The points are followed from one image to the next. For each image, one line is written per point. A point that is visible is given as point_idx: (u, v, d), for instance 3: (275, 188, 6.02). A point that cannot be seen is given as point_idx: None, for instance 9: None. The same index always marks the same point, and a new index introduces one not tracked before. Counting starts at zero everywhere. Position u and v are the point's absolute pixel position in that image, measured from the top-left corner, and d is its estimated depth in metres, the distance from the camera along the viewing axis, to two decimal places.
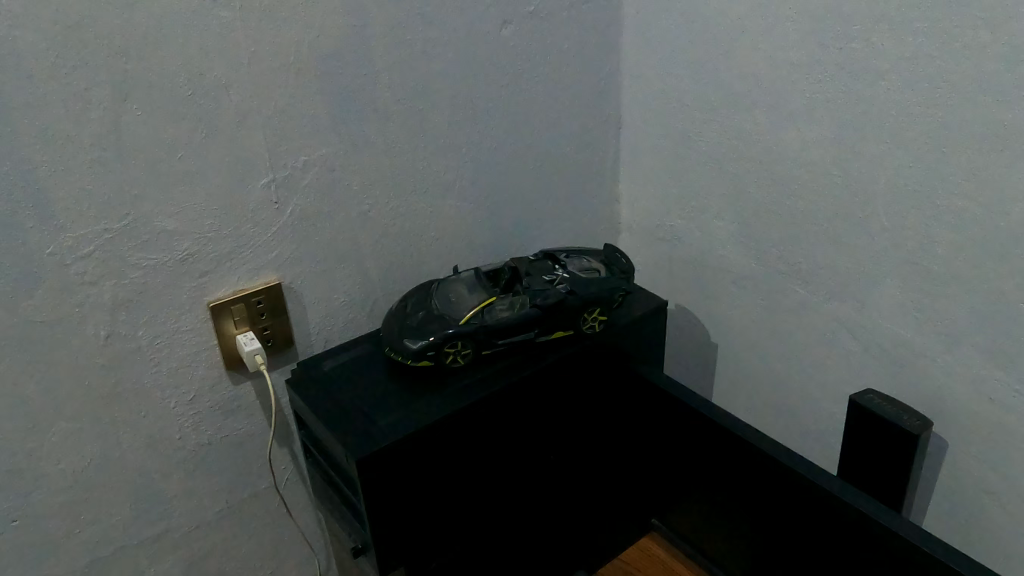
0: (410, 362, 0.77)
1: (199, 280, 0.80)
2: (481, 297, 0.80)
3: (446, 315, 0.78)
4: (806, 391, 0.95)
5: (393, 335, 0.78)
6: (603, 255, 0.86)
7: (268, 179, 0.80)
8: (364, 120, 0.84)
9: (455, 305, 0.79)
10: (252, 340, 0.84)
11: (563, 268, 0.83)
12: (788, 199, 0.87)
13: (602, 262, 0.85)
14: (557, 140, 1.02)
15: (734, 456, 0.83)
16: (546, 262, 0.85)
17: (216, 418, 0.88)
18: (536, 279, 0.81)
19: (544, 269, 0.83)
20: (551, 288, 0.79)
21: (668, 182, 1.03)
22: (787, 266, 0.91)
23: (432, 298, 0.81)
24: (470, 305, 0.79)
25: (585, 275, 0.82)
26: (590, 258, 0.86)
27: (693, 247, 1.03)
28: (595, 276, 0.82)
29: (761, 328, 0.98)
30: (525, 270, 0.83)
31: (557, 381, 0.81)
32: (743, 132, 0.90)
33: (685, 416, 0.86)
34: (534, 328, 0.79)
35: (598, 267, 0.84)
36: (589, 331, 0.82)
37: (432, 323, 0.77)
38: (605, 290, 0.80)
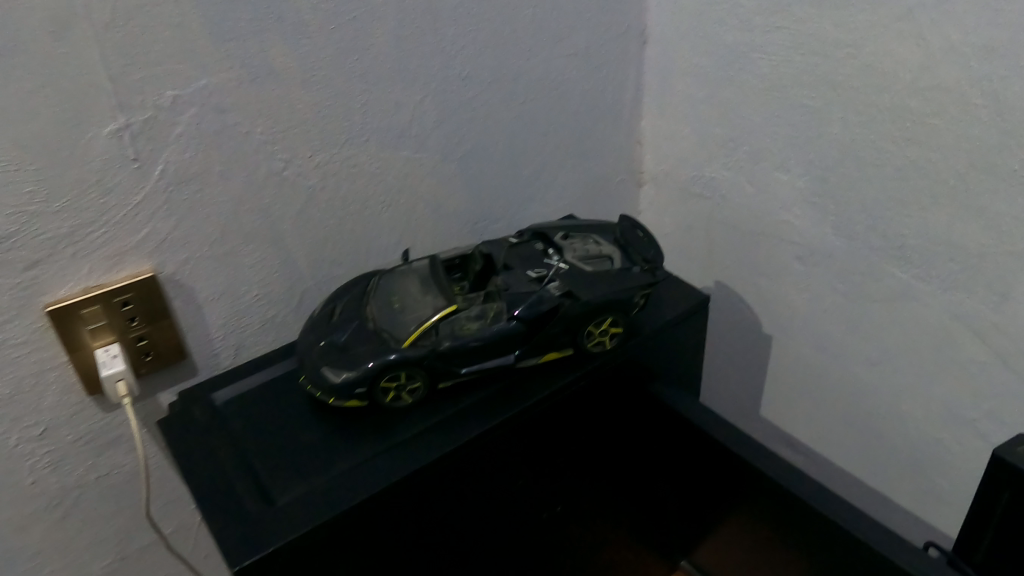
0: (334, 400, 0.53)
1: (28, 274, 0.54)
2: (437, 302, 0.55)
3: (386, 330, 0.54)
4: (899, 407, 0.69)
5: (310, 361, 0.54)
6: (616, 234, 0.61)
7: (118, 123, 0.53)
8: (264, 34, 0.56)
9: (401, 314, 0.55)
10: (114, 359, 0.59)
11: (560, 257, 0.58)
12: (892, 142, 0.59)
13: (616, 244, 0.60)
14: (553, 63, 0.74)
15: (797, 529, 0.57)
16: (536, 247, 0.60)
17: (86, 455, 0.64)
18: (519, 275, 0.56)
19: (531, 257, 0.58)
20: (540, 290, 0.54)
21: (710, 119, 0.75)
22: (882, 237, 0.63)
23: (370, 301, 0.57)
24: (421, 315, 0.54)
25: (590, 266, 0.57)
26: (599, 238, 0.61)
27: (741, 208, 0.76)
28: (603, 270, 0.56)
29: (838, 320, 0.71)
30: (503, 260, 0.58)
31: (549, 421, 0.56)
32: (827, 43, 0.61)
33: (732, 468, 0.60)
34: (517, 348, 0.54)
35: (608, 254, 0.59)
36: (596, 349, 0.57)
37: (365, 344, 0.53)
38: (619, 292, 0.55)
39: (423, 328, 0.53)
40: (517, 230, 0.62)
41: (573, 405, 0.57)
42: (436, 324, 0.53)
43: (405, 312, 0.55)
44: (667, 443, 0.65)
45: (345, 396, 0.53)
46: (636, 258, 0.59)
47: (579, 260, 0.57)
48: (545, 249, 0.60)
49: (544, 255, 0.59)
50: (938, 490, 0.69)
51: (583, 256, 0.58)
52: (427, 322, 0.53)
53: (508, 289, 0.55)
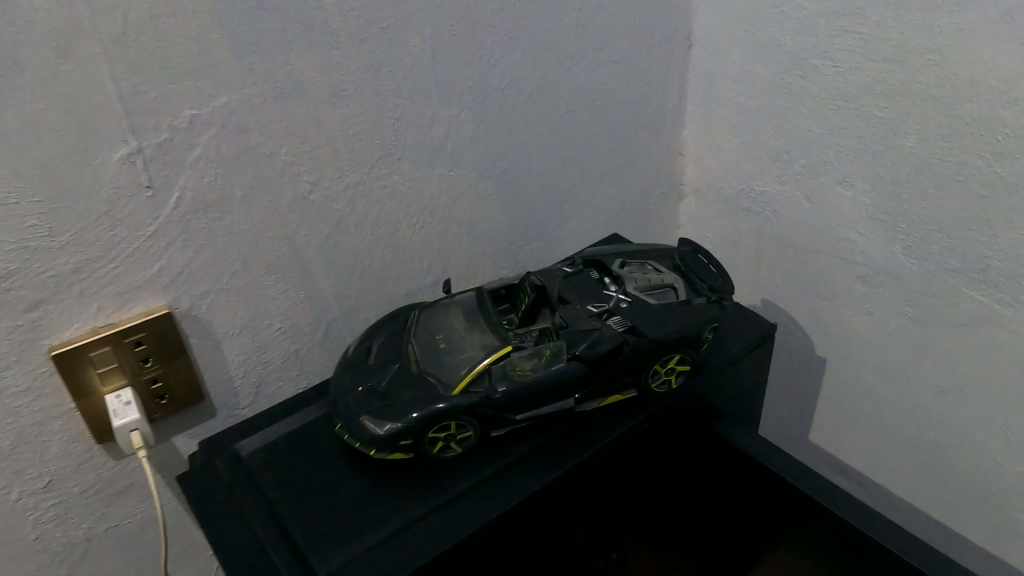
0: (375, 453, 0.48)
1: (31, 316, 0.48)
2: (489, 342, 0.50)
3: (433, 374, 0.49)
4: (974, 440, 0.64)
5: (348, 410, 0.49)
6: (675, 264, 0.58)
7: (131, 147, 0.47)
8: (292, 46, 0.51)
9: (449, 355, 0.50)
10: (127, 406, 0.53)
11: (620, 289, 0.55)
12: (978, 156, 0.54)
13: (676, 274, 0.57)
14: (596, 72, 0.69)
15: None
16: (591, 279, 0.57)
17: (94, 507, 0.58)
18: (578, 310, 0.53)
19: (588, 290, 0.55)
20: (603, 326, 0.51)
21: (763, 130, 0.70)
22: (961, 258, 0.58)
23: (412, 341, 0.52)
24: (472, 357, 0.49)
25: (653, 299, 0.54)
26: (658, 267, 0.58)
27: (795, 225, 0.71)
28: (667, 303, 0.53)
29: (906, 346, 0.66)
30: (558, 293, 0.55)
31: (610, 471, 0.51)
32: (906, 49, 0.56)
33: (808, 523, 0.54)
34: (577, 391, 0.50)
35: (669, 285, 0.56)
36: (661, 389, 0.53)
37: (412, 390, 0.49)
38: (688, 326, 0.52)
39: (476, 372, 0.48)
40: (568, 262, 0.59)
41: (636, 451, 0.53)
42: (488, 367, 0.49)
43: (454, 354, 0.50)
44: (725, 488, 0.59)
45: (389, 450, 0.48)
46: (699, 288, 0.56)
47: (640, 292, 0.54)
48: (601, 280, 0.57)
49: (601, 286, 0.56)
50: (1016, 528, 0.64)
51: (645, 287, 0.55)
52: (480, 364, 0.49)
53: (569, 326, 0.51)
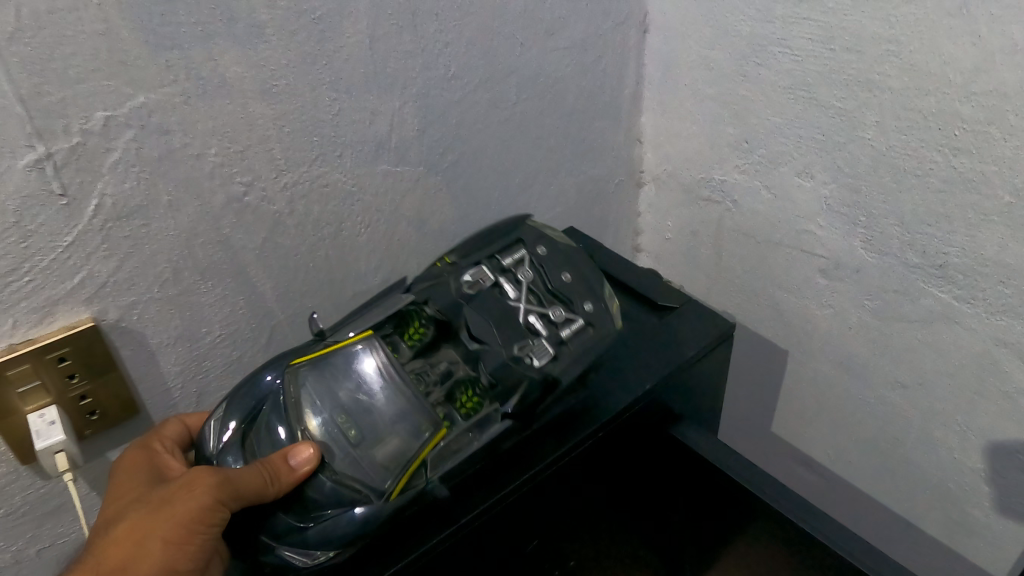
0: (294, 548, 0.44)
1: None
2: (415, 427, 0.43)
3: (354, 478, 0.43)
4: (930, 433, 0.64)
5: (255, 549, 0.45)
6: (575, 266, 0.53)
7: (36, 154, 0.43)
8: (212, 38, 0.47)
9: (365, 451, 0.43)
10: (52, 426, 0.51)
11: (532, 310, 0.50)
12: (937, 151, 0.52)
13: (579, 279, 0.52)
14: (549, 57, 0.66)
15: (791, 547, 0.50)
16: (492, 296, 0.50)
17: (22, 531, 0.54)
18: (492, 349, 0.49)
19: (496, 319, 0.49)
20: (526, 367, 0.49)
21: (720, 118, 0.68)
22: (919, 254, 0.57)
23: (310, 436, 0.44)
24: (402, 450, 0.43)
25: (576, 322, 0.51)
26: (557, 272, 0.52)
27: (753, 215, 0.69)
28: (586, 334, 0.50)
29: (862, 339, 0.65)
30: (466, 323, 0.50)
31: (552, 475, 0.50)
32: (863, 37, 0.53)
33: (719, 487, 0.54)
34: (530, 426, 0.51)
35: (577, 301, 0.51)
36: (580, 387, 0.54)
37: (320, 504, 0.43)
38: (622, 360, 0.54)
39: (413, 474, 0.43)
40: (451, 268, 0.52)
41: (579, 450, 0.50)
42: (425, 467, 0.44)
43: (370, 444, 0.43)
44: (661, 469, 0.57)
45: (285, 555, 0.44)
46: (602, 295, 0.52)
47: (559, 316, 0.50)
48: (502, 293, 0.51)
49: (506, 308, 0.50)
50: (972, 521, 0.64)
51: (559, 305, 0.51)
52: (407, 460, 0.43)
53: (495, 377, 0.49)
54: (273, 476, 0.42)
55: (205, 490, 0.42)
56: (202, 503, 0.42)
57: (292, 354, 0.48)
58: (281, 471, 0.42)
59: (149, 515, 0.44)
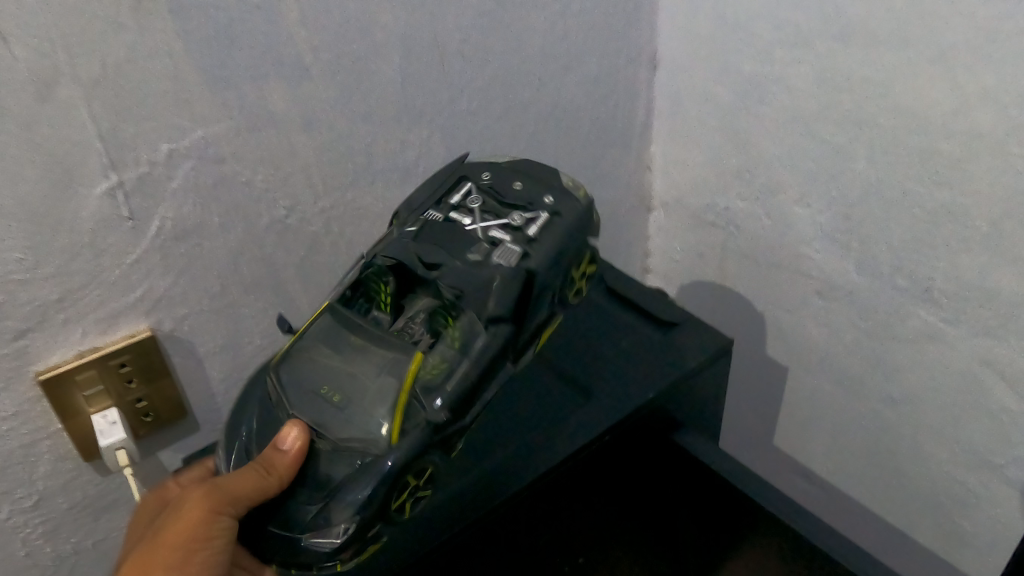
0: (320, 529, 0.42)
1: (15, 346, 0.50)
2: (393, 370, 0.44)
3: (353, 435, 0.43)
4: (922, 448, 0.67)
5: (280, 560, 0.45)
6: (525, 176, 0.51)
7: (109, 182, 0.50)
8: (262, 78, 0.53)
9: (351, 405, 0.44)
10: (114, 426, 0.56)
11: (492, 225, 0.49)
12: (921, 183, 0.57)
13: (531, 184, 0.51)
14: (565, 91, 0.71)
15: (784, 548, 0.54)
16: (446, 228, 0.49)
17: (81, 522, 0.59)
18: (453, 266, 0.47)
19: (456, 246, 0.48)
20: (499, 268, 0.46)
21: (724, 148, 0.73)
22: (908, 278, 0.61)
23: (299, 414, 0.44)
24: (387, 389, 0.44)
25: (540, 216, 0.49)
26: (510, 185, 0.50)
27: (755, 238, 0.74)
28: (551, 224, 0.48)
29: (857, 357, 0.69)
30: (418, 253, 0.48)
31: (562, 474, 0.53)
32: (851, 79, 0.58)
33: (719, 491, 0.57)
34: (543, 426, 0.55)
35: (533, 201, 0.49)
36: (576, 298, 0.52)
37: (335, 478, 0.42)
38: (630, 372, 0.59)
39: (402, 406, 0.43)
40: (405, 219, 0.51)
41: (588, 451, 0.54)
42: (410, 395, 0.44)
43: (354, 399, 0.44)
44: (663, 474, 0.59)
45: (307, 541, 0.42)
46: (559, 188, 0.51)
47: (520, 219, 0.48)
48: (457, 223, 0.49)
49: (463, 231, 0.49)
50: (963, 533, 0.67)
51: (517, 210, 0.49)
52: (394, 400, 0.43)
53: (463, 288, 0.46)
54: (267, 467, 0.43)
55: (203, 500, 0.43)
56: (203, 513, 0.43)
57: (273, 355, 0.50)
58: (275, 459, 0.43)
59: (159, 544, 0.44)
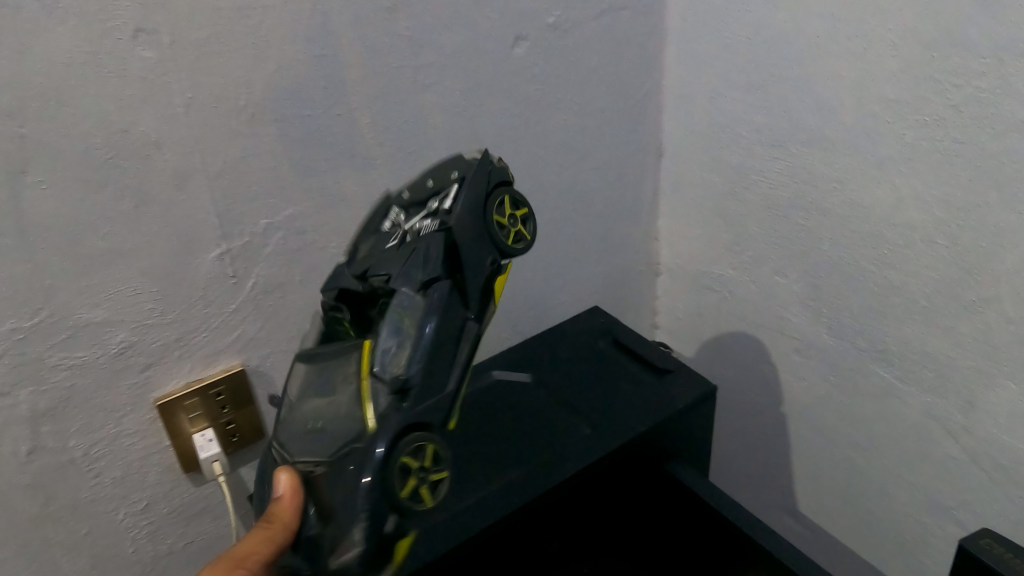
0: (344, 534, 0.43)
1: (142, 375, 0.65)
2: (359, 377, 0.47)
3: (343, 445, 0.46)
4: (887, 490, 0.77)
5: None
6: (437, 168, 0.54)
7: (220, 249, 0.64)
8: (338, 169, 0.68)
9: (336, 424, 0.47)
10: (210, 442, 0.69)
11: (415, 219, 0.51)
12: (873, 262, 0.68)
13: (440, 172, 0.53)
14: (583, 175, 0.85)
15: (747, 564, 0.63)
16: (379, 243, 0.52)
17: (177, 523, 0.72)
18: (388, 260, 0.49)
19: (387, 251, 0.50)
20: (424, 242, 0.48)
21: (718, 224, 0.85)
22: (867, 341, 0.72)
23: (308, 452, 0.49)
24: (358, 396, 0.46)
25: (450, 189, 0.50)
26: (424, 184, 0.54)
27: (745, 302, 0.85)
28: (456, 192, 0.50)
29: (831, 408, 0.79)
30: (359, 272, 0.52)
31: (567, 492, 0.63)
32: (815, 176, 0.71)
33: (698, 516, 0.66)
34: (554, 446, 0.66)
35: (441, 183, 0.51)
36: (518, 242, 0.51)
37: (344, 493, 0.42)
38: (628, 406, 0.70)
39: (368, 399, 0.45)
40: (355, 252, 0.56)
41: (588, 472, 0.63)
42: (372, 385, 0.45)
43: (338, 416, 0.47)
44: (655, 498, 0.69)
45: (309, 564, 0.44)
46: (462, 163, 0.52)
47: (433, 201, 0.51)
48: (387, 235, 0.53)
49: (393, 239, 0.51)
50: (925, 568, 0.76)
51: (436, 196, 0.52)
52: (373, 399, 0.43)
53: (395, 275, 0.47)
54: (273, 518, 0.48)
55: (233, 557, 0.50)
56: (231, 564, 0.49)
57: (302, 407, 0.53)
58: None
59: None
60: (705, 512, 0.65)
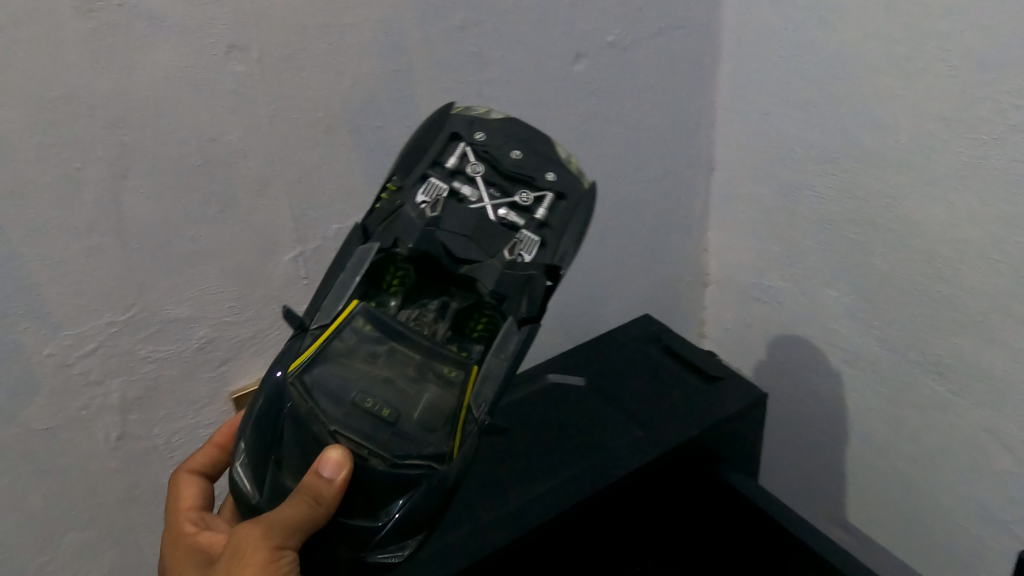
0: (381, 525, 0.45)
1: (220, 369, 0.69)
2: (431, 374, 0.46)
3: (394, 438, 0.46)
4: (938, 503, 0.77)
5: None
6: (525, 145, 0.53)
7: (295, 252, 0.69)
8: None
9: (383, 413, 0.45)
10: None
11: (500, 202, 0.51)
12: (926, 276, 0.69)
13: (530, 158, 0.53)
14: (635, 187, 0.87)
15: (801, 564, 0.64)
16: (456, 209, 0.50)
17: None
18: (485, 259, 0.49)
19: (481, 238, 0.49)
20: (533, 266, 0.49)
21: (768, 236, 0.87)
22: (919, 353, 0.73)
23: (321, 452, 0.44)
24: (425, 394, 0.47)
25: (546, 197, 0.52)
26: (512, 159, 0.52)
27: (794, 314, 0.87)
28: (557, 215, 0.52)
29: (881, 420, 0.80)
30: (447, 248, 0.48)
31: (623, 492, 0.65)
32: (867, 191, 0.72)
33: (750, 515, 0.68)
34: (608, 446, 0.68)
35: (542, 186, 0.52)
36: None
37: (388, 495, 0.44)
38: (682, 410, 0.72)
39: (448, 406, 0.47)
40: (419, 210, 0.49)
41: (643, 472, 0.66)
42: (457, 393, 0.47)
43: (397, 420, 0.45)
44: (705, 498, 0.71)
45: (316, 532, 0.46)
46: (563, 169, 0.53)
47: (528, 198, 0.51)
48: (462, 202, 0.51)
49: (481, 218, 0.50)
50: None
51: (523, 187, 0.52)
52: (451, 412, 0.45)
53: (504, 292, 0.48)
54: None
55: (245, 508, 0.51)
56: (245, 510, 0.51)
57: (288, 354, 0.47)
58: (321, 489, 0.42)
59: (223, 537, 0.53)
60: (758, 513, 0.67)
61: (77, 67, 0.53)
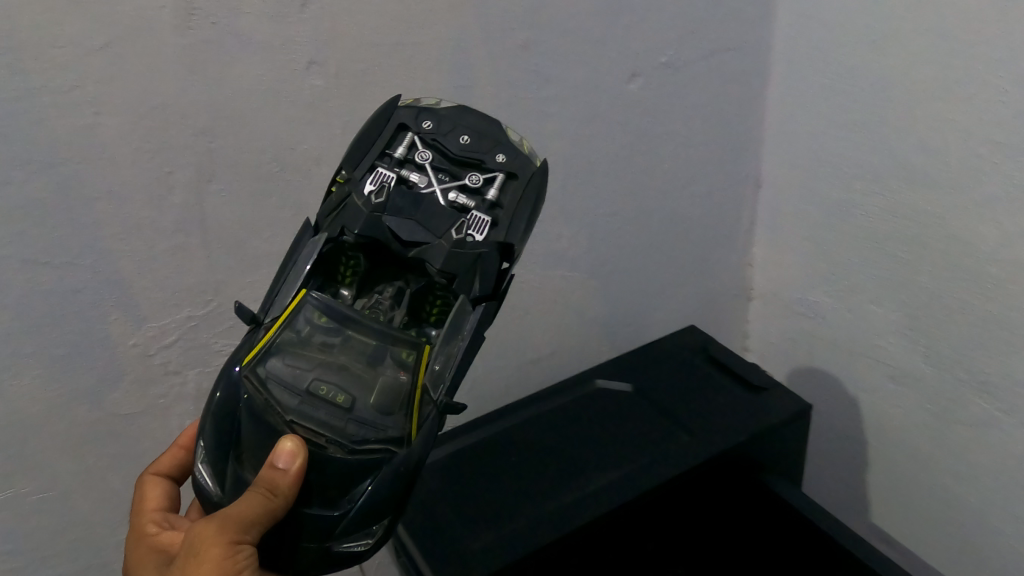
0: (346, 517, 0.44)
1: None
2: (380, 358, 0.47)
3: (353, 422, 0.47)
4: (983, 521, 0.77)
5: (461, 541, 0.62)
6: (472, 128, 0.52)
7: None
8: None
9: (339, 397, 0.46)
10: None
11: (449, 187, 0.50)
12: (974, 294, 0.70)
13: (478, 139, 0.51)
14: (683, 202, 0.89)
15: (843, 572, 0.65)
16: (402, 195, 0.50)
17: None
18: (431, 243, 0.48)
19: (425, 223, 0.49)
20: (480, 247, 0.48)
21: (814, 252, 0.88)
22: (965, 371, 0.74)
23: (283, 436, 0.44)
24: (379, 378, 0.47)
25: (496, 177, 0.50)
26: (458, 144, 0.51)
27: (839, 329, 0.88)
28: (506, 196, 0.50)
29: (926, 436, 0.81)
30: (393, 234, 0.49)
31: (666, 494, 0.67)
32: (915, 210, 0.73)
33: (792, 523, 0.69)
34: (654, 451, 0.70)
35: (487, 165, 0.51)
36: None
37: (347, 484, 0.44)
38: (727, 419, 0.74)
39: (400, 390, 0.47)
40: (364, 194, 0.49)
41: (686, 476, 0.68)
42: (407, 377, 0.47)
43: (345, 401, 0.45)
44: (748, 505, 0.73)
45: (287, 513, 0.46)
46: (513, 147, 0.52)
47: (477, 180, 0.50)
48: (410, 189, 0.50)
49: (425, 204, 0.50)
50: None
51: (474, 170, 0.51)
52: (405, 396, 0.46)
53: (452, 273, 0.48)
54: None
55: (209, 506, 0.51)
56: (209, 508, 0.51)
57: (243, 348, 0.47)
58: (276, 479, 0.41)
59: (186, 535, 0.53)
60: (800, 521, 0.68)
61: (170, 79, 0.58)
